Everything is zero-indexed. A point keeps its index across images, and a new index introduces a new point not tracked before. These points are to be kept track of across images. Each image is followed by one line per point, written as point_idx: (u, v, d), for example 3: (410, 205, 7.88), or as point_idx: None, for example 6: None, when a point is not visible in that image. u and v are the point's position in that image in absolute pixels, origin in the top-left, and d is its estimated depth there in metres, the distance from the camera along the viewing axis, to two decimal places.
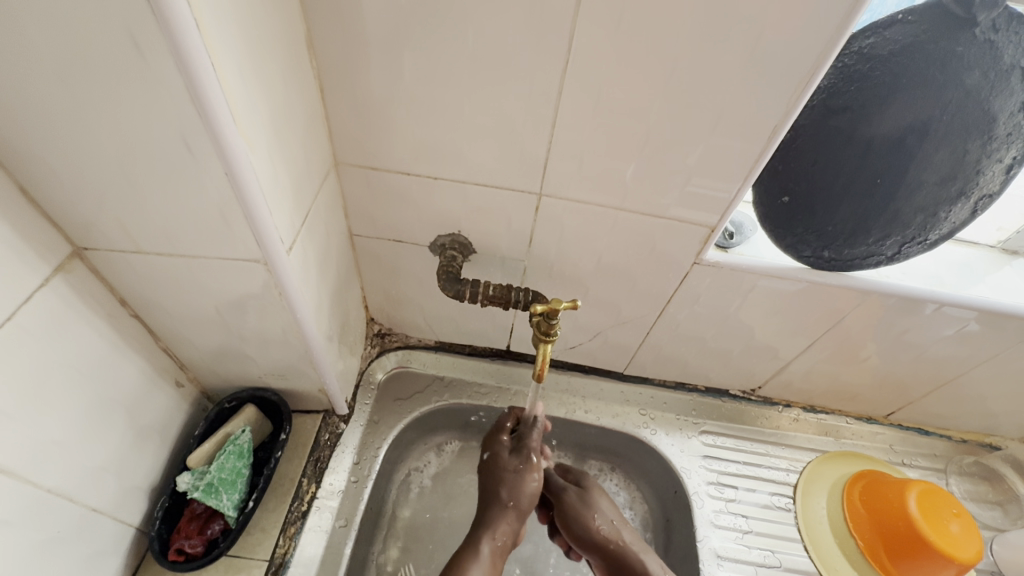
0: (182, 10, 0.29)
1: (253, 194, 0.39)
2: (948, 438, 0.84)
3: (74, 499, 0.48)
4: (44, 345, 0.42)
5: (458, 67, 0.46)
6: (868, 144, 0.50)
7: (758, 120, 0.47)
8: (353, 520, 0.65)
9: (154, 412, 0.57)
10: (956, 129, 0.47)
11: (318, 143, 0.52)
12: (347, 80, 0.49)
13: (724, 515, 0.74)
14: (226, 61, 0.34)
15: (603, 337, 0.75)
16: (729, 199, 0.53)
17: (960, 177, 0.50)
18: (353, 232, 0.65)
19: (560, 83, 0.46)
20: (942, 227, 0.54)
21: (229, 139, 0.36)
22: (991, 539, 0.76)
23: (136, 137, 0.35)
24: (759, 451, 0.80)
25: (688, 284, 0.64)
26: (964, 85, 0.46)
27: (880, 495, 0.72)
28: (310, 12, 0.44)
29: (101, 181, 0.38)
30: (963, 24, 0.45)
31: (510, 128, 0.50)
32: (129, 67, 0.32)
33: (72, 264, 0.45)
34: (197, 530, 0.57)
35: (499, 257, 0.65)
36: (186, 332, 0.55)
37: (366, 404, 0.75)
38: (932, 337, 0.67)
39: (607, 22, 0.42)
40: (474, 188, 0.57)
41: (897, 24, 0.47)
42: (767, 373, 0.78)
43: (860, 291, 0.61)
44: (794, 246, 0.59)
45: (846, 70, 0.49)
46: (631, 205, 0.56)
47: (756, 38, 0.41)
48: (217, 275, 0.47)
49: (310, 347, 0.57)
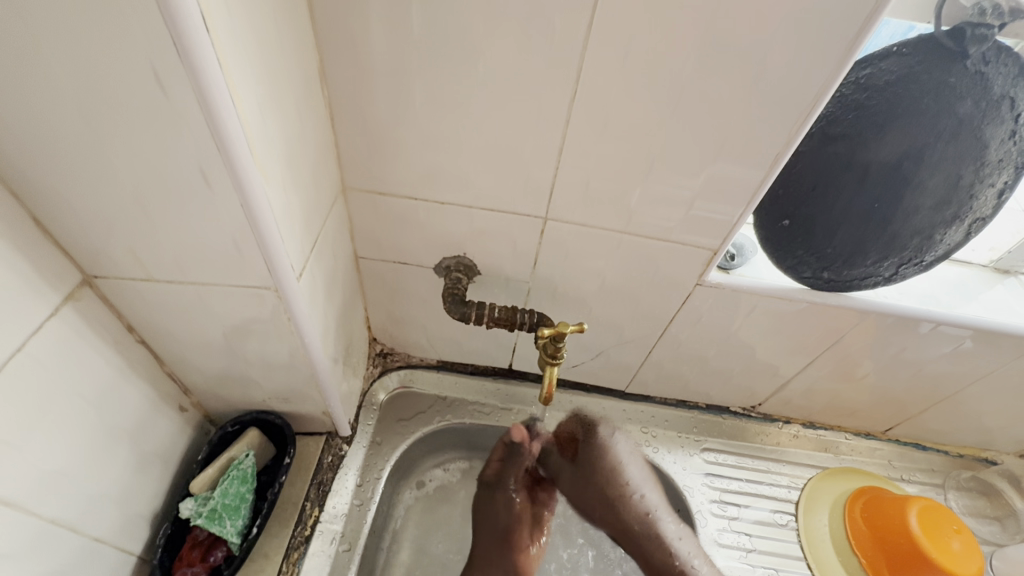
0: (206, 47, 0.30)
1: (267, 223, 0.40)
2: (946, 453, 0.85)
3: (77, 529, 0.47)
4: (52, 374, 0.42)
5: (468, 95, 0.47)
6: (866, 170, 0.51)
7: (760, 147, 0.48)
8: (357, 545, 0.65)
9: (157, 437, 0.56)
10: (951, 156, 0.49)
11: (328, 169, 0.52)
12: (357, 107, 0.50)
13: (727, 533, 0.74)
14: (244, 95, 0.34)
15: (605, 356, 0.76)
16: (731, 222, 0.54)
17: (954, 202, 0.51)
18: (358, 255, 0.65)
19: (567, 112, 0.47)
20: (937, 249, 0.55)
21: (245, 171, 0.36)
22: (990, 554, 0.77)
23: (154, 169, 0.36)
24: (760, 469, 0.81)
25: (690, 305, 0.65)
26: (957, 114, 0.47)
27: (881, 512, 0.72)
28: (323, 43, 0.45)
29: (115, 211, 0.39)
30: (954, 56, 0.47)
31: (518, 154, 0.51)
32: (150, 102, 0.32)
33: (81, 292, 0.44)
34: (200, 558, 0.56)
35: (503, 279, 0.65)
36: (192, 357, 0.55)
37: (369, 425, 0.75)
38: (929, 355, 0.68)
39: (615, 55, 0.43)
40: (480, 212, 0.58)
41: (892, 56, 0.49)
42: (768, 391, 0.79)
43: (859, 311, 0.62)
44: (795, 267, 0.60)
45: (845, 98, 0.51)
46: (635, 229, 0.57)
47: (758, 70, 0.43)
48: (227, 301, 0.47)
49: (316, 370, 0.57)
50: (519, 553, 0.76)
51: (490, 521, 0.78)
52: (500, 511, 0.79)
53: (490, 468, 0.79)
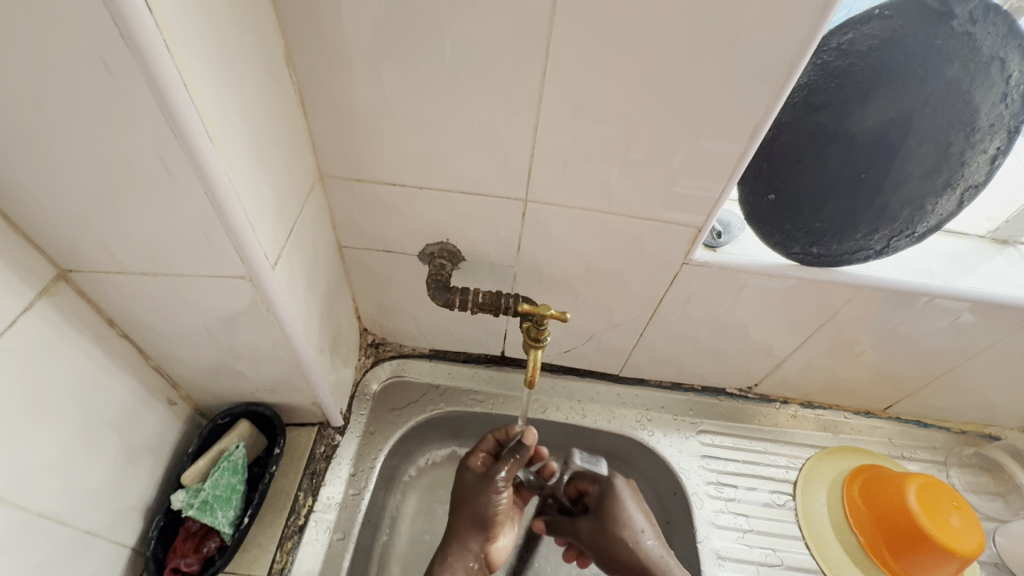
0: (151, 30, 0.29)
1: (234, 211, 0.39)
2: (947, 429, 0.84)
3: (66, 522, 0.48)
4: (31, 369, 0.42)
5: (438, 77, 0.46)
6: (852, 140, 0.50)
7: (740, 119, 0.47)
8: (351, 533, 0.65)
9: (147, 431, 0.57)
10: (939, 122, 0.47)
11: (302, 157, 0.52)
12: (327, 93, 0.49)
13: (724, 514, 0.74)
14: (199, 78, 0.34)
15: (596, 341, 0.75)
16: (715, 198, 0.53)
17: (945, 169, 0.50)
18: (341, 244, 0.65)
19: (539, 91, 0.47)
20: (929, 220, 0.54)
21: (206, 156, 0.35)
22: (993, 530, 0.76)
23: (114, 160, 0.35)
24: (758, 449, 0.80)
25: (678, 285, 0.64)
26: (944, 78, 0.46)
27: (880, 491, 0.72)
28: (288, 28, 0.44)
29: (81, 204, 0.38)
30: (940, 16, 0.45)
31: (494, 136, 0.51)
32: (104, 91, 0.32)
33: (57, 286, 0.44)
34: (193, 549, 0.57)
35: (488, 264, 0.64)
36: (176, 350, 0.55)
37: (361, 415, 0.75)
38: (926, 330, 0.67)
39: (584, 30, 0.42)
40: (460, 196, 0.57)
41: (874, 20, 0.47)
42: (763, 371, 0.78)
43: (852, 286, 0.61)
44: (783, 244, 0.59)
45: (826, 66, 0.50)
46: (618, 208, 0.56)
47: (731, 39, 0.41)
48: (203, 292, 0.47)
49: (301, 361, 0.57)
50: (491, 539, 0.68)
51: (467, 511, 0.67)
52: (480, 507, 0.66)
53: (476, 460, 0.70)
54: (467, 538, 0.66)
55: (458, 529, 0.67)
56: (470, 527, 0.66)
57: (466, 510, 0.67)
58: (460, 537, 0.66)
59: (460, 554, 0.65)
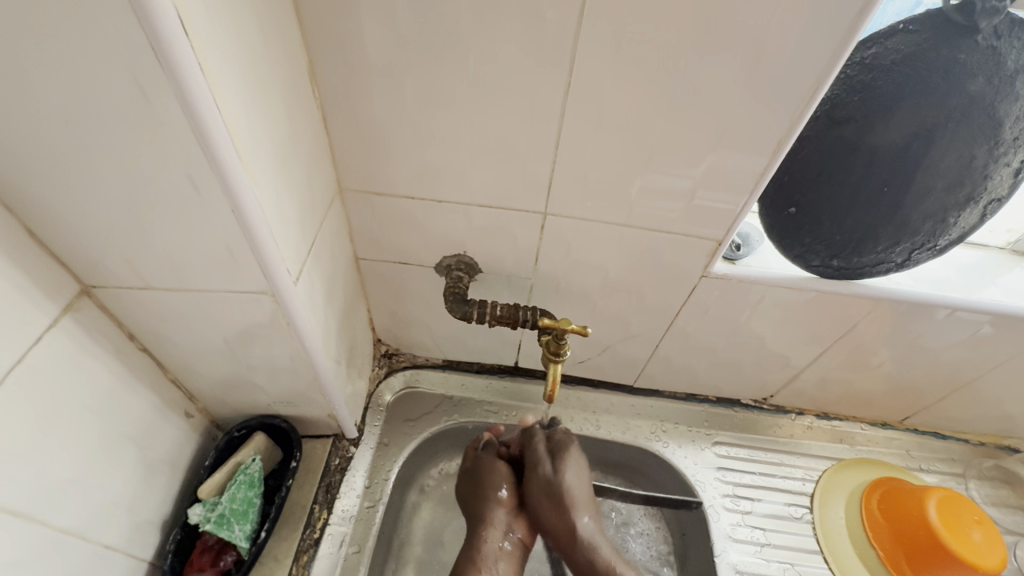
0: (184, 50, 0.29)
1: (258, 227, 0.39)
2: (966, 441, 0.83)
3: (86, 537, 0.48)
4: (55, 384, 0.42)
5: (460, 91, 0.47)
6: (873, 153, 0.50)
7: (763, 133, 0.46)
8: (366, 546, 0.65)
9: (165, 444, 0.57)
10: (962, 136, 0.47)
11: (323, 171, 0.52)
12: (349, 107, 0.49)
13: (741, 528, 0.73)
14: (229, 97, 0.34)
15: (612, 352, 0.75)
16: (736, 211, 0.53)
17: (967, 182, 0.49)
18: (358, 256, 0.65)
19: (562, 106, 0.47)
20: (951, 233, 0.54)
21: (233, 175, 0.35)
22: (1014, 544, 0.75)
23: (143, 178, 0.36)
24: (774, 461, 0.79)
25: (696, 297, 0.64)
26: (967, 92, 0.45)
27: (899, 505, 0.71)
28: (313, 44, 0.45)
29: (108, 221, 0.38)
30: (963, 31, 0.45)
31: (514, 150, 0.51)
32: (137, 111, 0.32)
33: (81, 302, 0.45)
34: (210, 563, 0.57)
35: (505, 276, 0.64)
36: (195, 363, 0.55)
37: (376, 426, 0.74)
38: (946, 342, 0.66)
39: (608, 45, 0.42)
40: (478, 209, 0.57)
41: (897, 35, 0.48)
42: (779, 382, 0.77)
43: (872, 299, 0.61)
44: (802, 256, 0.59)
45: (850, 80, 0.49)
46: (637, 222, 0.55)
47: (756, 54, 0.41)
48: (225, 307, 0.47)
49: (319, 374, 0.57)
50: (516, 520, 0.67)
51: (478, 499, 0.67)
52: (485, 495, 0.67)
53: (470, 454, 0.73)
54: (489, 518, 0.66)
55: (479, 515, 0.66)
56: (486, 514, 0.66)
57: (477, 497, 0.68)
58: (482, 521, 0.66)
59: (488, 538, 0.64)
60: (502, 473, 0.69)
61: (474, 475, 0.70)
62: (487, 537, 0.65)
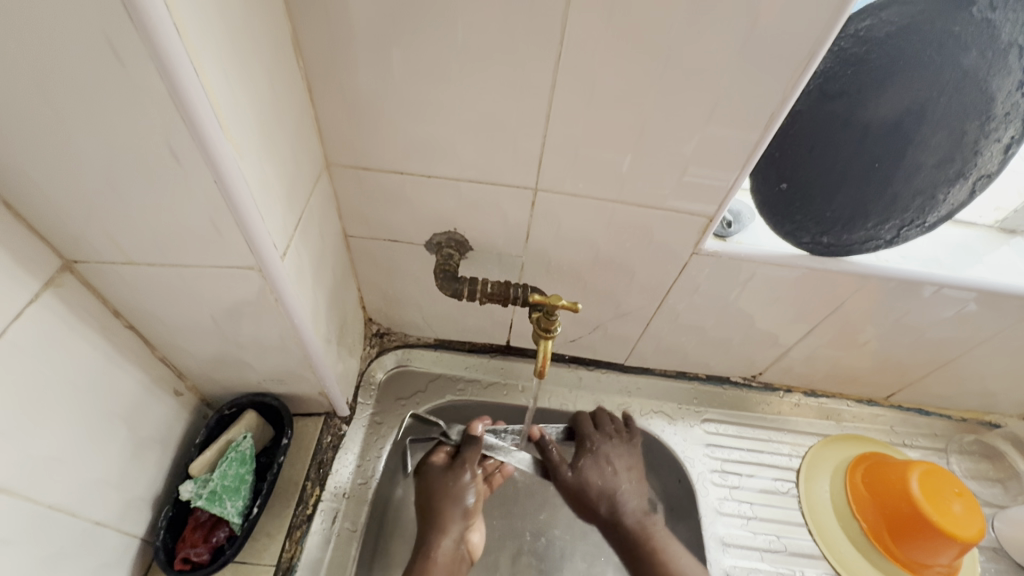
0: (161, 9, 0.28)
1: (243, 199, 0.38)
2: (948, 417, 0.85)
3: (77, 513, 0.48)
4: (38, 360, 0.42)
5: (448, 62, 0.45)
6: (866, 128, 0.49)
7: (754, 106, 0.46)
8: (360, 523, 0.65)
9: (154, 423, 0.56)
10: (954, 110, 0.47)
11: (308, 144, 0.51)
12: (334, 79, 0.48)
13: (729, 502, 0.74)
14: (210, 64, 0.33)
15: (602, 330, 0.75)
16: (727, 187, 0.53)
17: (957, 158, 0.50)
18: (347, 233, 0.64)
19: (551, 80, 0.46)
20: (940, 210, 0.53)
21: (218, 146, 0.35)
22: (992, 515, 0.77)
23: (120, 148, 0.35)
24: (761, 437, 0.81)
25: (687, 274, 0.64)
26: (961, 66, 0.45)
27: (881, 479, 0.72)
28: (295, 11, 0.43)
29: (89, 195, 0.38)
30: (959, 3, 0.44)
31: (504, 124, 0.50)
32: (113, 78, 0.31)
33: (62, 277, 0.44)
34: (202, 538, 0.57)
35: (496, 253, 0.64)
36: (184, 341, 0.54)
37: (367, 405, 0.75)
38: (932, 320, 0.67)
39: (598, 16, 0.41)
40: (468, 185, 0.56)
41: (894, 5, 0.46)
42: (767, 360, 0.78)
43: (860, 276, 0.61)
44: (793, 233, 0.58)
45: (843, 54, 0.48)
46: (628, 198, 0.55)
47: (749, 25, 0.41)
48: (210, 283, 0.46)
49: (308, 352, 0.57)
50: (468, 531, 0.70)
51: (442, 503, 0.69)
52: (447, 502, 0.69)
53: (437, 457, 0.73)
54: (445, 527, 0.68)
55: (436, 521, 0.68)
56: (442, 521, 0.68)
57: (434, 502, 0.69)
58: (440, 527, 0.68)
59: (443, 545, 0.67)
60: (472, 488, 0.71)
61: (451, 477, 0.70)
62: (442, 545, 0.67)
